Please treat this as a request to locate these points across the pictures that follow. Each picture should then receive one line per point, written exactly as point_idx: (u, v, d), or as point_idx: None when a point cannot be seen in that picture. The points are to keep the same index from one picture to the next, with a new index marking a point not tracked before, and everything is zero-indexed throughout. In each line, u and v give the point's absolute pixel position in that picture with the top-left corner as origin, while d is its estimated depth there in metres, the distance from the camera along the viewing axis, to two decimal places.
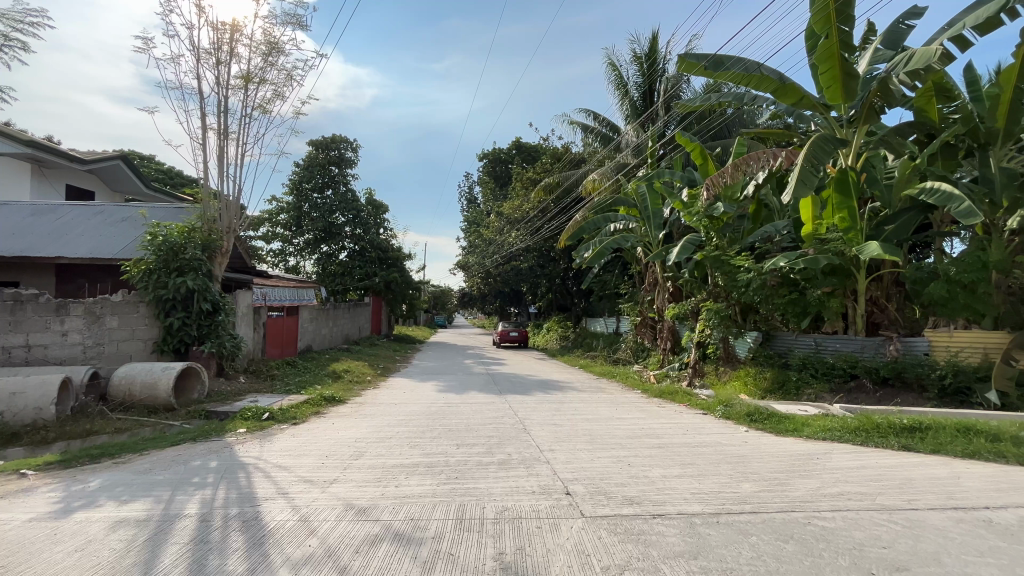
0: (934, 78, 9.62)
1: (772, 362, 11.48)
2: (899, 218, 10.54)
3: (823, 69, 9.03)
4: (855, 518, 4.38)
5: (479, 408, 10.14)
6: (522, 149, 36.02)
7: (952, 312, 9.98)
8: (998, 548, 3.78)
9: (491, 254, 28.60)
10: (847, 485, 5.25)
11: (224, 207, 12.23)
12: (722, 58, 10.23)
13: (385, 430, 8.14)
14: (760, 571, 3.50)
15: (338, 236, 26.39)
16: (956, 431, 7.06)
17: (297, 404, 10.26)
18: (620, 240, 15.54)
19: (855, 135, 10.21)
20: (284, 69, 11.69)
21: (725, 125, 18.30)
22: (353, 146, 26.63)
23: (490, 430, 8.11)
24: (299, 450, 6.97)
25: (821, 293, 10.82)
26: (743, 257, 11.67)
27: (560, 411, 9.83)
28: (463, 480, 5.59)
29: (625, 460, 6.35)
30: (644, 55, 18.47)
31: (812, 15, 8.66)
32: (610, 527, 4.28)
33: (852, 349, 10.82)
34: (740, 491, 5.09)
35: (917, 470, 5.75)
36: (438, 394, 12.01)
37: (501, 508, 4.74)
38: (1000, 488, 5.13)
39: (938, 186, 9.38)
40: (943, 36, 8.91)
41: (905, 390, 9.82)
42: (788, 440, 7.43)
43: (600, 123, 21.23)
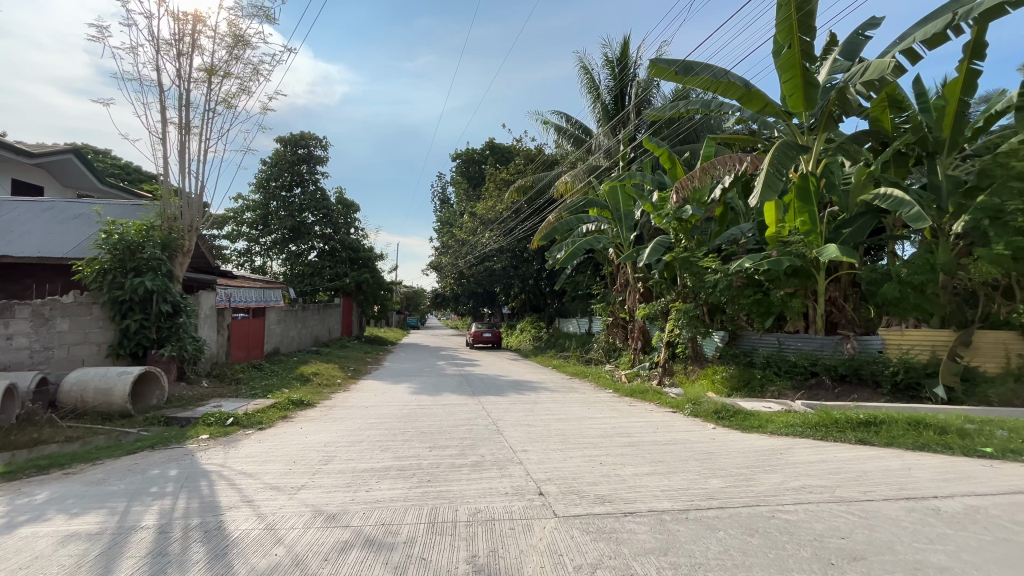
0: (888, 89, 10.10)
1: (738, 360, 11.81)
2: (855, 222, 11.02)
3: (785, 78, 9.39)
4: (816, 510, 4.55)
5: (452, 409, 10.08)
6: (495, 150, 36.10)
7: (904, 312, 10.50)
8: (946, 535, 4.00)
9: (465, 255, 28.35)
10: (808, 479, 5.46)
11: (186, 204, 11.77)
12: (691, 63, 10.42)
13: (355, 434, 7.97)
14: (727, 565, 3.59)
15: (307, 236, 25.75)
16: (908, 424, 7.41)
17: (263, 408, 9.95)
18: (592, 241, 15.79)
19: (815, 141, 10.61)
20: (249, 63, 11.31)
21: (693, 130, 18.77)
22: (322, 144, 26.04)
23: (463, 432, 8.07)
24: (266, 456, 6.76)
25: (784, 294, 11.22)
26: (710, 258, 12.01)
27: (533, 412, 9.86)
28: (435, 483, 5.55)
29: (597, 459, 6.41)
30: (615, 59, 18.77)
31: (776, 24, 8.99)
32: (582, 526, 4.31)
33: (813, 348, 11.15)
34: (707, 487, 5.22)
35: (872, 463, 6.03)
36: (410, 396, 11.86)
37: (474, 511, 4.71)
38: (948, 478, 5.42)
39: (891, 192, 9.87)
40: (896, 49, 9.36)
41: (861, 386, 10.27)
42: (754, 436, 7.65)
43: (573, 125, 21.46)
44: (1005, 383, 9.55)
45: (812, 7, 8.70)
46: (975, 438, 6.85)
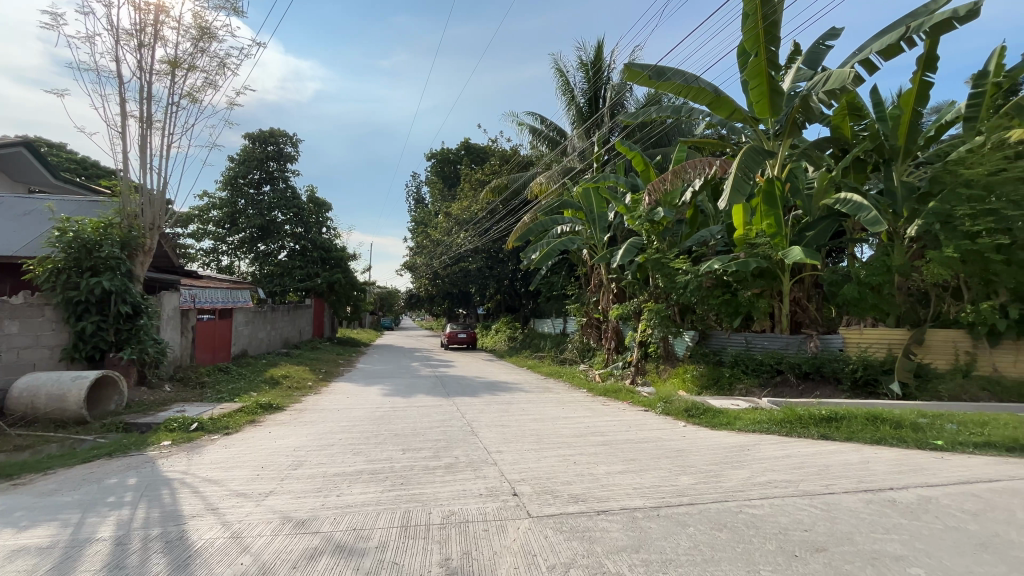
0: (848, 98, 10.52)
1: (708, 359, 12.12)
2: (818, 225, 11.46)
3: (752, 85, 9.66)
4: (781, 504, 4.70)
5: (426, 411, 9.99)
6: (470, 150, 36.03)
7: (862, 311, 10.96)
8: (901, 525, 4.19)
9: (439, 255, 28.09)
10: (774, 474, 5.64)
11: (147, 201, 11.25)
12: (663, 68, 10.65)
13: (326, 438, 7.81)
14: (697, 561, 3.67)
15: (277, 235, 25.10)
16: (867, 419, 7.72)
17: (230, 412, 9.64)
18: (567, 242, 15.93)
19: (780, 147, 10.97)
20: (216, 56, 10.93)
21: (665, 133, 19.14)
22: (293, 141, 25.41)
23: (437, 433, 8.01)
24: (231, 462, 6.54)
25: (751, 294, 11.55)
26: (681, 259, 12.30)
27: (507, 413, 9.86)
28: (408, 486, 5.48)
29: (571, 458, 6.46)
30: (589, 62, 18.97)
31: (743, 32, 9.27)
32: (556, 526, 4.33)
33: (778, 347, 11.48)
34: (678, 484, 5.32)
35: (833, 457, 6.27)
36: (383, 398, 11.70)
37: (447, 513, 4.68)
38: (903, 470, 5.68)
39: (850, 197, 10.29)
40: (855, 59, 9.77)
41: (823, 383, 10.68)
42: (723, 433, 7.85)
43: (548, 127, 21.59)
44: (955, 379, 10.06)
45: (776, 17, 9.02)
46: (927, 431, 7.20)
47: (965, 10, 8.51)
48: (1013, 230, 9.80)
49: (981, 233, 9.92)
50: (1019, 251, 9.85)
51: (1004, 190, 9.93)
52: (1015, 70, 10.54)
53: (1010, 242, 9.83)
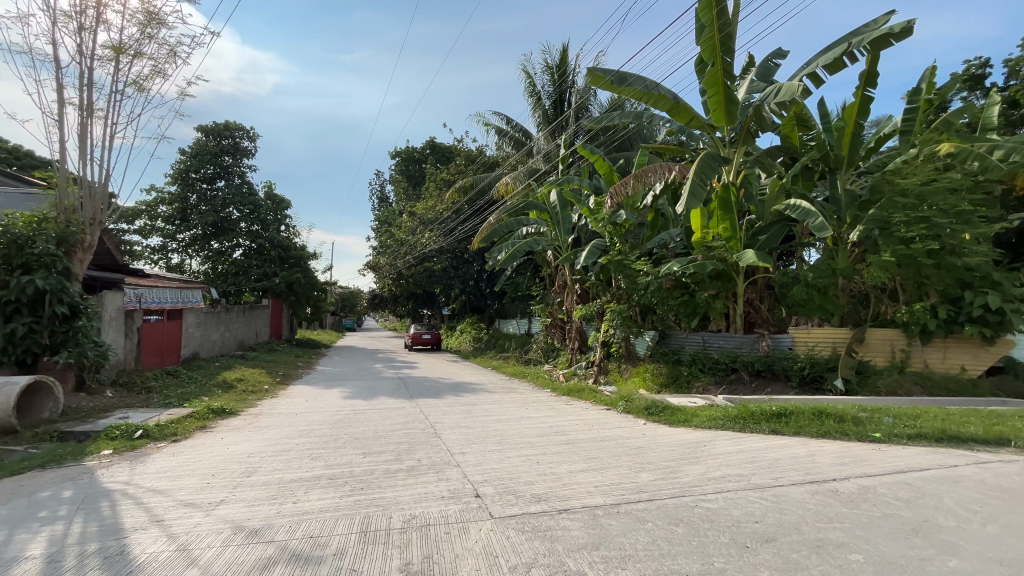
0: (796, 109, 11.08)
1: (667, 359, 12.48)
2: (770, 229, 12.01)
3: (710, 94, 10.01)
4: (734, 497, 4.88)
5: (388, 413, 9.81)
6: (436, 150, 35.79)
7: (809, 311, 11.54)
8: (842, 514, 4.44)
9: (403, 255, 27.61)
10: (727, 468, 5.85)
11: (87, 194, 10.50)
12: (625, 74, 10.91)
13: (283, 443, 7.55)
14: (655, 555, 3.76)
15: (232, 232, 24.03)
16: (813, 414, 8.12)
17: (179, 418, 9.16)
18: (531, 243, 16.05)
19: (735, 154, 11.42)
20: (165, 43, 10.36)
21: (628, 137, 19.57)
22: (250, 135, 24.43)
23: (399, 436, 7.88)
24: (179, 470, 6.21)
25: (707, 295, 11.99)
26: (642, 262, 12.63)
27: (471, 414, 9.82)
28: (368, 490, 5.36)
29: (534, 458, 6.49)
30: (555, 65, 19.20)
31: (700, 42, 9.60)
32: (517, 526, 4.34)
33: (733, 346, 11.91)
34: (638, 481, 5.44)
35: (782, 451, 6.56)
36: (344, 400, 11.42)
37: (409, 517, 4.60)
38: (845, 462, 6.02)
39: (799, 203, 10.81)
40: (803, 73, 10.29)
41: (774, 380, 11.19)
42: (681, 430, 8.09)
43: (514, 128, 21.69)
44: (891, 374, 10.74)
45: (730, 29, 9.39)
46: (867, 424, 7.66)
47: (900, 28, 9.11)
48: (942, 236, 10.52)
49: (914, 239, 10.63)
50: (947, 256, 10.58)
51: (934, 200, 10.69)
52: (943, 88, 11.38)
53: (939, 248, 10.53)
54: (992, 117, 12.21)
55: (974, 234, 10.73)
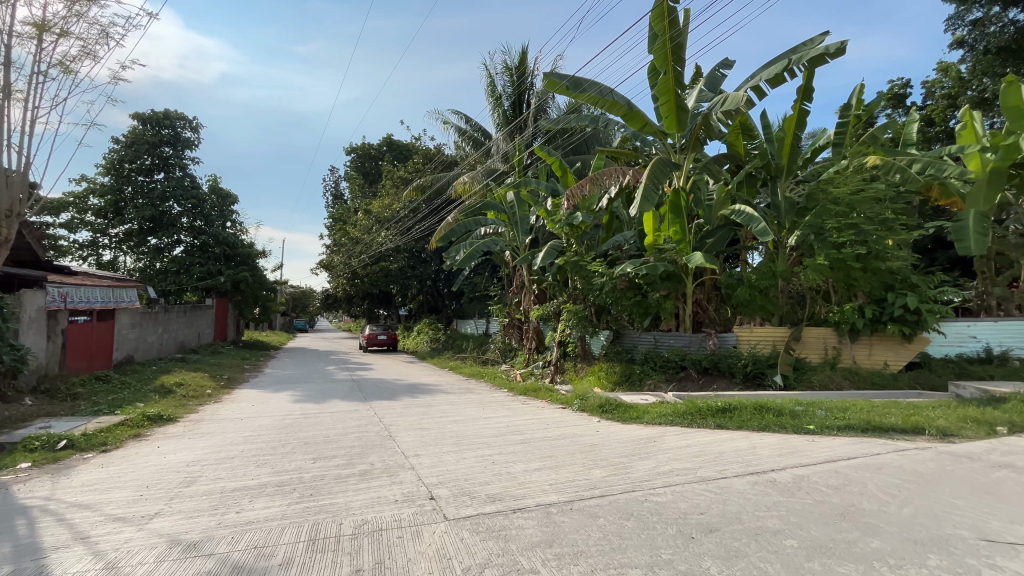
0: (741, 119, 11.67)
1: (621, 358, 12.81)
2: (717, 233, 12.58)
3: (662, 101, 10.38)
4: (681, 490, 5.08)
5: (341, 416, 9.53)
6: (393, 147, 35.28)
7: (752, 311, 12.18)
8: (779, 502, 4.71)
9: (358, 254, 26.87)
10: (675, 462, 6.08)
11: (2, 183, 9.55)
12: (581, 79, 11.11)
13: (226, 450, 7.17)
14: (606, 550, 3.85)
15: (171, 227, 22.66)
16: (755, 408, 8.56)
17: (109, 427, 8.52)
18: (489, 244, 16.04)
19: (685, 160, 11.88)
20: (96, 22, 9.56)
21: (584, 141, 19.92)
22: (192, 125, 23.04)
23: (351, 440, 7.67)
24: (109, 483, 5.78)
25: (659, 295, 12.42)
26: (598, 263, 12.94)
27: (427, 415, 9.71)
28: (318, 497, 5.18)
29: (489, 458, 6.49)
30: (514, 66, 19.32)
31: (654, 51, 9.91)
32: (472, 527, 4.33)
33: (682, 345, 12.40)
34: (591, 478, 5.56)
35: (726, 445, 6.88)
36: (294, 404, 11.01)
37: (360, 522, 4.49)
38: (781, 453, 6.39)
39: (743, 208, 11.38)
40: (747, 85, 10.84)
41: (719, 377, 11.70)
42: (633, 426, 8.33)
43: (472, 127, 21.65)
44: (824, 370, 11.52)
45: (681, 39, 9.76)
46: (802, 417, 8.17)
47: (834, 48, 9.77)
48: (869, 242, 11.41)
49: (845, 244, 11.40)
50: (873, 260, 11.46)
51: (863, 208, 11.51)
52: (870, 105, 12.31)
53: (866, 253, 11.38)
54: (912, 133, 13.31)
55: (895, 240, 11.68)
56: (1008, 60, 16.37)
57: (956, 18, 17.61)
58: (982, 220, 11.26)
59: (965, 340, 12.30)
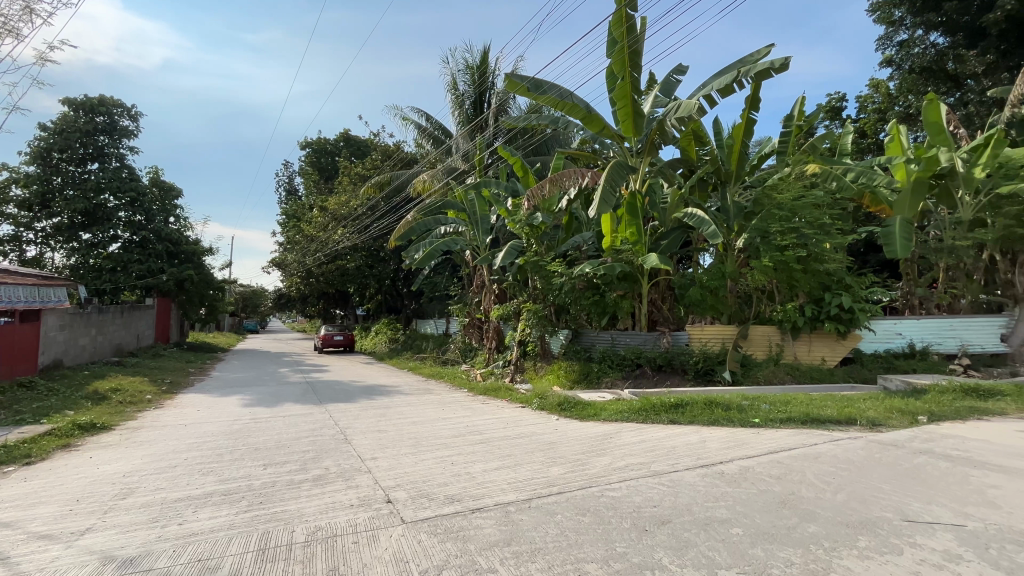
0: (693, 126, 12.14)
1: (580, 356, 13.06)
2: (671, 235, 13.01)
3: (619, 105, 10.64)
4: (635, 485, 5.23)
5: (293, 421, 9.19)
6: (350, 143, 34.49)
7: (703, 310, 12.68)
8: (726, 493, 4.94)
9: (313, 252, 25.92)
10: (631, 457, 6.26)
11: None
12: (541, 81, 11.25)
13: (168, 459, 6.77)
14: (563, 546, 3.91)
15: (107, 222, 21.16)
16: (705, 404, 8.92)
17: (34, 437, 7.85)
18: (449, 243, 15.89)
19: (641, 164, 12.23)
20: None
21: (544, 142, 20.11)
22: (131, 113, 21.57)
23: (305, 444, 7.42)
24: (33, 498, 5.33)
25: (616, 295, 12.72)
26: (557, 263, 13.10)
27: (385, 416, 9.53)
28: (268, 504, 4.98)
29: (447, 459, 6.45)
30: (475, 65, 19.34)
31: (612, 56, 10.16)
32: (430, 529, 4.29)
33: (638, 343, 12.76)
34: (549, 475, 5.63)
35: (678, 439, 7.13)
36: (244, 408, 10.53)
37: (313, 529, 4.35)
38: (729, 446, 6.70)
39: (695, 212, 11.83)
40: (699, 93, 11.27)
41: (673, 373, 12.10)
42: (590, 424, 8.50)
43: (432, 125, 21.46)
44: (769, 366, 12.13)
45: (638, 46, 10.04)
46: (748, 411, 8.58)
47: (779, 63, 10.32)
48: (809, 245, 12.03)
49: (787, 246, 12.05)
50: (813, 262, 12.13)
51: (803, 213, 12.20)
52: (810, 116, 13.10)
53: (807, 255, 12.05)
54: (847, 144, 14.26)
55: (832, 244, 12.36)
56: (929, 80, 18.33)
57: (884, 39, 19.22)
58: (906, 227, 12.15)
59: (892, 336, 13.20)
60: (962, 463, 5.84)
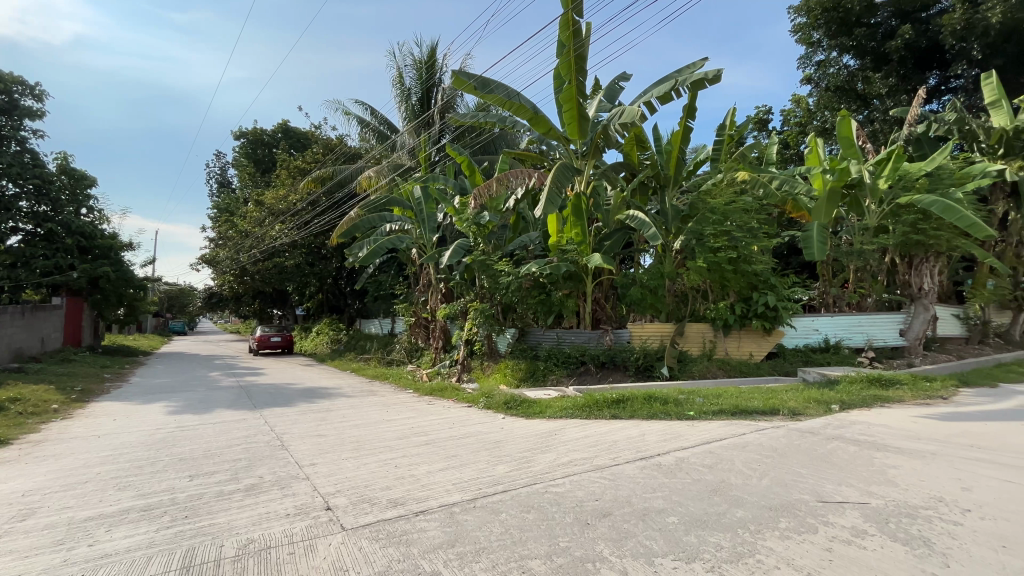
0: (635, 132, 12.60)
1: (526, 355, 13.21)
2: (614, 236, 13.44)
3: (565, 108, 10.83)
4: (579, 479, 5.36)
5: (224, 428, 8.64)
6: (289, 134, 32.83)
7: (643, 309, 13.20)
8: (663, 483, 5.17)
9: (247, 249, 24.48)
10: (574, 453, 6.40)
11: None
12: (488, 80, 11.25)
13: (77, 474, 6.15)
14: (507, 544, 3.94)
15: (5, 212, 18.93)
16: (645, 399, 9.27)
17: None
18: (395, 241, 15.52)
19: (586, 166, 12.53)
20: None
21: (491, 141, 20.16)
22: (35, 92, 19.39)
23: (236, 452, 6.99)
24: None
25: (561, 294, 13.10)
26: (504, 262, 13.19)
27: (325, 420, 9.17)
28: (194, 518, 4.65)
29: (391, 462, 6.31)
30: (422, 60, 19.09)
31: (559, 59, 10.34)
32: (371, 535, 4.18)
33: (583, 341, 13.17)
34: (494, 474, 5.64)
35: (619, 434, 7.36)
36: (168, 416, 9.76)
37: (244, 542, 4.11)
38: (666, 438, 7.02)
39: (637, 214, 12.28)
40: (641, 100, 11.70)
41: (615, 370, 12.49)
42: (536, 421, 8.62)
43: (377, 120, 20.98)
44: (702, 361, 12.83)
45: (583, 51, 10.28)
46: (684, 405, 9.02)
47: (712, 74, 10.90)
48: (738, 247, 12.81)
49: (720, 248, 12.79)
50: (742, 263, 12.92)
51: (734, 217, 12.98)
52: (741, 126, 13.97)
53: (736, 257, 12.84)
54: (772, 154, 15.37)
55: (759, 246, 13.24)
56: (842, 98, 20.00)
57: (804, 58, 20.87)
58: (823, 231, 13.29)
59: (810, 332, 14.34)
60: (868, 446, 6.45)
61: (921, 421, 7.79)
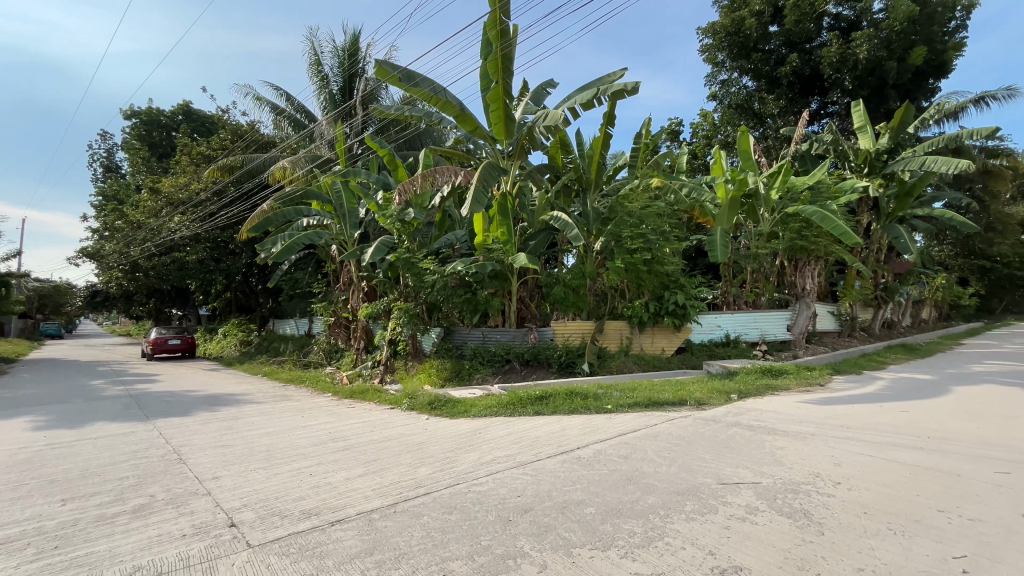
0: (559, 135, 12.96)
1: (451, 354, 13.11)
2: (538, 236, 13.76)
3: (492, 108, 10.87)
4: (501, 477, 5.41)
5: (108, 442, 7.66)
6: (191, 117, 29.89)
7: (565, 307, 13.58)
8: (582, 475, 5.37)
9: (139, 241, 21.95)
10: (498, 451, 6.45)
11: None
12: (413, 73, 10.98)
13: None
14: (428, 547, 3.87)
15: None
16: (566, 395, 9.57)
17: None
18: (312, 236, 14.67)
19: (512, 166, 12.65)
20: None
21: (417, 136, 19.76)
22: None
23: (122, 470, 6.23)
24: None
25: (487, 293, 13.10)
26: (429, 260, 12.97)
27: (231, 429, 8.47)
28: (67, 548, 4.08)
29: (306, 470, 5.96)
30: (344, 48, 18.27)
31: (486, 58, 10.35)
32: (281, 550, 3.91)
33: (507, 339, 13.33)
34: (416, 476, 5.54)
35: (541, 430, 7.53)
36: (35, 433, 8.45)
37: (129, 571, 3.67)
38: (586, 432, 7.31)
39: (560, 215, 12.67)
40: (565, 105, 12.04)
41: (539, 367, 12.78)
42: (459, 421, 8.57)
43: (293, 106, 19.76)
44: (620, 357, 13.44)
45: (510, 52, 10.36)
46: (602, 399, 9.43)
47: (630, 86, 11.47)
48: (653, 249, 13.55)
49: (636, 249, 13.47)
50: (656, 264, 13.68)
51: (649, 221, 13.79)
52: (655, 135, 14.86)
53: (651, 258, 13.60)
54: (682, 163, 16.56)
55: (671, 248, 14.11)
56: (741, 115, 21.98)
57: (711, 76, 22.69)
58: (724, 236, 14.51)
59: (714, 328, 15.60)
60: (761, 431, 7.17)
61: (803, 405, 8.80)
